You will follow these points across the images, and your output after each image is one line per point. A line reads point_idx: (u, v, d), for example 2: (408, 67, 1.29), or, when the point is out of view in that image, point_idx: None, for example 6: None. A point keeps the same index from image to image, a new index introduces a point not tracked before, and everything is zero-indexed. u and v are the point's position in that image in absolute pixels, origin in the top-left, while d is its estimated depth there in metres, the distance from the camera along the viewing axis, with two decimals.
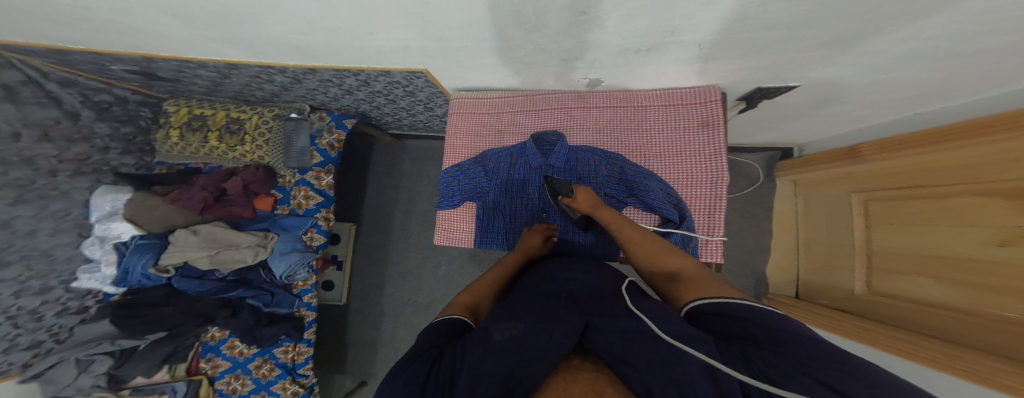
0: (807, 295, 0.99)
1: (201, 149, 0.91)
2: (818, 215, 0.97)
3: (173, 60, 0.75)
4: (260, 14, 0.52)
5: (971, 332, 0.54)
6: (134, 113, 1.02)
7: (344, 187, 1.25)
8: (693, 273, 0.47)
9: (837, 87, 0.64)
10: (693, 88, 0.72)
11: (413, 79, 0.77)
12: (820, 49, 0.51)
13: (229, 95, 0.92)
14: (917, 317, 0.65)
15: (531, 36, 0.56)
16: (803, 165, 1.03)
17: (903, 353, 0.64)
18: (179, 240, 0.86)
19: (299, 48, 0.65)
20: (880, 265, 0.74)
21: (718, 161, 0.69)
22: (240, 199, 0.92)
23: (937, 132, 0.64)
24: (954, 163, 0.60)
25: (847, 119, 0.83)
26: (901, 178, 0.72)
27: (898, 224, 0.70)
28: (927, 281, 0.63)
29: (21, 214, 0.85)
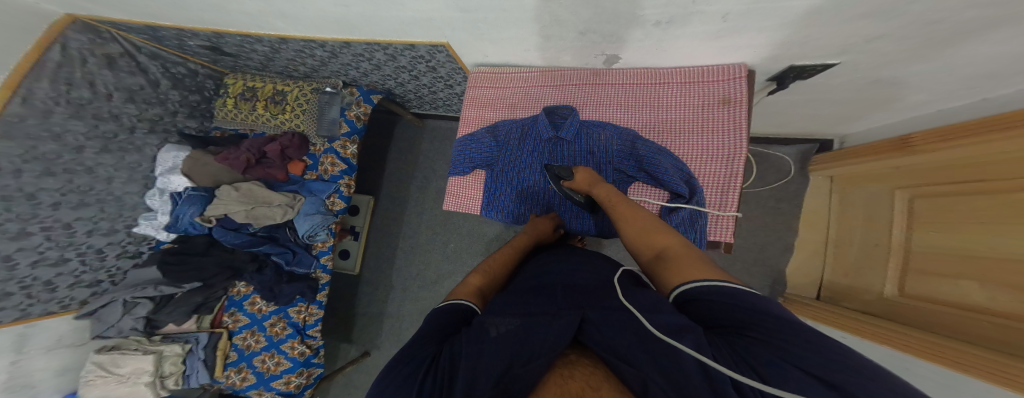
0: (829, 297, 0.92)
1: (253, 116, 1.05)
2: (854, 213, 0.88)
3: (237, 36, 0.87)
4: None
5: (1006, 338, 0.47)
6: (201, 84, 1.18)
7: (367, 162, 1.33)
8: (679, 252, 0.44)
9: (882, 64, 0.59)
10: (718, 65, 0.70)
11: (436, 53, 0.82)
12: (861, 20, 0.48)
13: (279, 70, 1.04)
14: (951, 322, 0.58)
15: (549, 7, 0.57)
16: (841, 157, 0.94)
17: (925, 355, 0.58)
18: (222, 195, 0.95)
19: (340, 22, 0.72)
20: (918, 267, 0.66)
21: (738, 139, 0.67)
22: (277, 162, 1.01)
23: (990, 119, 0.57)
24: (1012, 152, 0.52)
25: (900, 105, 0.74)
26: (951, 172, 0.64)
27: (945, 222, 0.63)
28: (970, 285, 0.55)
29: (104, 162, 1.00)
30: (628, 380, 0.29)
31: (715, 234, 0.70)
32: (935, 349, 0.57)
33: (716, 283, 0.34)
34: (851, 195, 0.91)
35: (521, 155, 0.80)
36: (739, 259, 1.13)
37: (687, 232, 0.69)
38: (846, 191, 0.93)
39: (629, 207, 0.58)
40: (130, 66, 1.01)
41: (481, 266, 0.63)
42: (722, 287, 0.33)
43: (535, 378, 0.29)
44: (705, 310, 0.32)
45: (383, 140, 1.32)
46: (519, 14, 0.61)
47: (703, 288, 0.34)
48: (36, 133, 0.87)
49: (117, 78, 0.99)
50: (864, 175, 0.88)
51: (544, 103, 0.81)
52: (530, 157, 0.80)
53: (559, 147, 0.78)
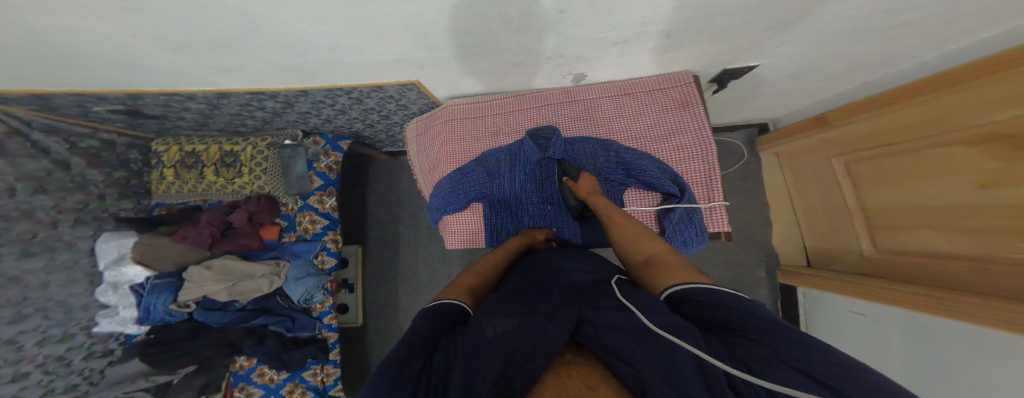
0: (817, 261, 0.99)
1: (202, 186, 0.96)
2: (807, 181, 1.00)
3: (161, 95, 0.74)
4: (253, 37, 0.52)
5: (984, 280, 0.56)
6: (123, 156, 1.04)
7: (345, 209, 1.27)
8: (668, 258, 0.52)
9: (801, 61, 0.66)
10: (666, 74, 0.75)
11: (406, 91, 0.78)
12: (778, 28, 0.53)
13: (220, 127, 0.94)
14: (928, 270, 0.67)
15: (517, 37, 0.58)
16: (780, 137, 1.05)
17: (914, 307, 0.65)
18: (193, 277, 0.87)
19: (294, 70, 0.66)
20: (880, 222, 0.77)
21: (705, 137, 0.72)
22: (247, 230, 0.94)
23: (892, 92, 0.70)
24: (924, 117, 0.65)
25: (806, 93, 0.85)
26: (872, 139, 0.77)
27: (889, 181, 0.74)
28: (930, 233, 0.66)
29: (31, 267, 0.85)
30: (627, 379, 0.32)
31: (714, 226, 0.74)
32: (917, 298, 0.65)
33: (704, 286, 0.41)
34: (798, 167, 1.03)
35: (515, 182, 0.79)
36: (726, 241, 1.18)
37: (688, 229, 0.71)
38: (792, 164, 1.05)
39: (622, 215, 0.65)
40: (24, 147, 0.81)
41: (470, 267, 0.66)
42: (712, 292, 0.39)
43: (535, 376, 0.34)
44: (700, 312, 0.38)
45: (359, 182, 1.27)
46: (488, 46, 0.61)
47: (694, 287, 0.42)
48: None
49: (13, 164, 0.80)
50: (803, 149, 0.99)
51: (522, 128, 0.80)
52: (523, 181, 0.79)
53: (550, 167, 0.79)
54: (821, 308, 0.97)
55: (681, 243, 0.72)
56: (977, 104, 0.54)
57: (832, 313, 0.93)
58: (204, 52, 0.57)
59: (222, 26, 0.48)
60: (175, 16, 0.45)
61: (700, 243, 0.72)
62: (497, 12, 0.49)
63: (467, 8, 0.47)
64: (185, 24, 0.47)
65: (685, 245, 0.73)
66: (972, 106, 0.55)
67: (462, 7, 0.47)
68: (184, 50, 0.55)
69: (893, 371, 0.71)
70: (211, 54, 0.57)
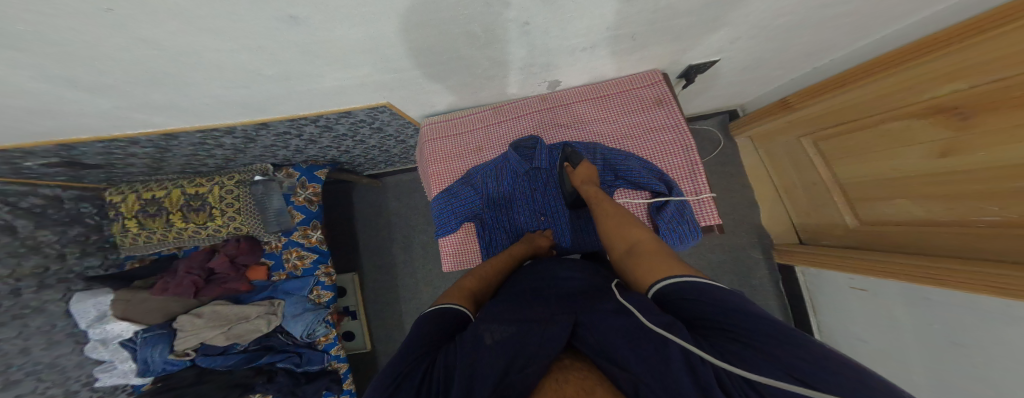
0: (808, 238, 1.00)
1: (172, 233, 0.91)
2: (780, 159, 1.02)
3: (97, 143, 0.66)
4: (189, 73, 0.45)
5: (970, 244, 0.58)
6: (75, 211, 0.95)
7: (334, 235, 1.25)
8: (651, 247, 0.47)
9: (768, 51, 0.66)
10: (637, 73, 0.72)
11: (377, 114, 0.73)
12: (741, 24, 0.52)
13: (178, 169, 0.88)
14: (912, 238, 0.69)
15: (484, 53, 0.54)
16: (750, 122, 1.06)
17: (906, 277, 0.67)
18: (186, 325, 0.87)
19: (247, 104, 0.59)
20: (856, 195, 0.80)
21: (683, 133, 0.67)
22: (232, 274, 0.93)
23: (836, 77, 0.74)
24: (869, 97, 0.68)
25: (771, 78, 0.86)
26: (830, 118, 0.79)
27: (852, 157, 0.77)
28: (905, 202, 0.68)
29: (5, 337, 0.81)
30: (619, 381, 0.29)
31: (704, 219, 0.67)
32: (908, 269, 0.67)
33: (697, 279, 0.35)
34: (771, 149, 1.05)
35: (504, 199, 0.75)
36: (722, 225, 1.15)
37: (682, 225, 0.65)
38: (766, 147, 1.06)
39: (613, 205, 0.59)
40: None
41: (473, 269, 0.61)
42: (705, 283, 0.35)
43: (533, 380, 0.31)
44: (687, 307, 0.33)
45: (346, 208, 1.26)
46: (457, 64, 0.57)
47: (676, 282, 0.37)
48: None
49: None
50: (773, 131, 1.00)
51: (503, 142, 0.74)
52: (515, 197, 0.75)
53: (536, 178, 0.74)
54: (820, 286, 0.97)
55: (677, 241, 0.65)
56: (925, 77, 0.57)
57: (830, 289, 0.93)
58: (135, 95, 0.49)
59: (150, 65, 0.42)
60: (85, 61, 0.38)
61: (694, 239, 0.65)
62: (458, 30, 0.45)
63: (429, 27, 0.43)
64: (98, 68, 0.40)
65: (680, 243, 0.66)
66: (917, 80, 0.59)
67: (421, 28, 0.43)
68: (104, 96, 0.48)
69: (910, 348, 0.70)
70: (137, 97, 0.50)
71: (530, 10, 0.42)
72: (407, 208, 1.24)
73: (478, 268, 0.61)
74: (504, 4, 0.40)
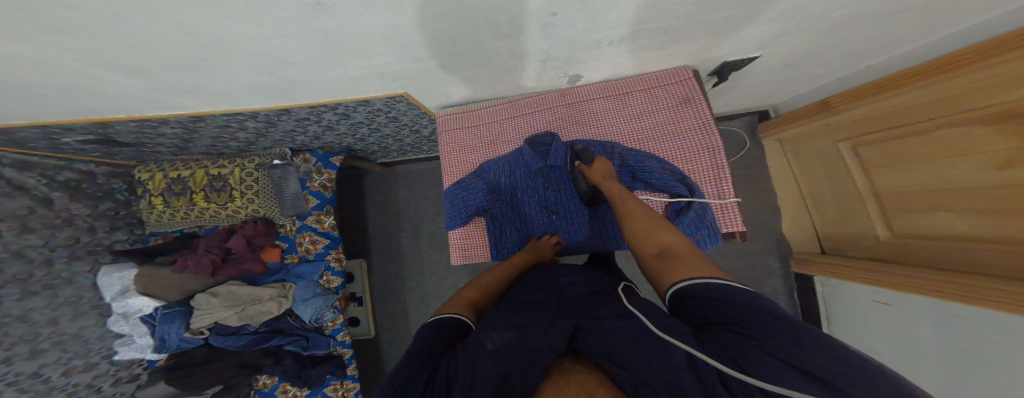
0: (831, 248, 0.96)
1: (195, 212, 0.94)
2: (813, 166, 0.97)
3: (129, 122, 0.69)
4: (219, 58, 0.46)
5: (1009, 263, 0.54)
6: (107, 186, 0.99)
7: (345, 223, 1.27)
8: (685, 253, 0.43)
9: (802, 50, 0.63)
10: (667, 70, 0.69)
11: (394, 103, 0.74)
12: (780, 20, 0.50)
13: (201, 150, 0.91)
14: (950, 255, 0.65)
15: (506, 44, 0.54)
16: (783, 123, 1.02)
17: (937, 295, 0.63)
18: (202, 304, 0.90)
19: (272, 89, 0.60)
20: (892, 206, 0.76)
21: (711, 135, 0.65)
22: (247, 255, 0.95)
23: (893, 77, 0.69)
24: (926, 100, 0.64)
25: (802, 79, 0.82)
26: (879, 121, 0.75)
27: (895, 164, 0.73)
28: (948, 216, 0.64)
29: (36, 305, 0.85)
30: (619, 381, 0.28)
31: (726, 225, 0.66)
32: (938, 285, 0.63)
33: (710, 279, 0.34)
34: (802, 154, 1.00)
35: (517, 193, 0.74)
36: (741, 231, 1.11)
37: (701, 230, 0.64)
38: (797, 150, 1.02)
39: (638, 204, 0.56)
40: None
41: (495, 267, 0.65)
42: (715, 282, 0.33)
43: (534, 385, 0.30)
44: (696, 308, 0.32)
45: (360, 196, 1.28)
46: (478, 54, 0.56)
47: (696, 284, 0.34)
48: None
49: None
50: (807, 135, 0.96)
51: (518, 136, 0.74)
52: (528, 192, 0.74)
53: (550, 176, 0.72)
54: (839, 296, 0.92)
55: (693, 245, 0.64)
56: (986, 84, 0.53)
57: (849, 303, 0.89)
58: (169, 77, 0.51)
59: (184, 48, 0.43)
60: (124, 42, 0.39)
61: (713, 245, 0.64)
62: (482, 20, 0.45)
63: (454, 17, 0.43)
64: (135, 50, 0.42)
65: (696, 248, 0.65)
66: (977, 86, 0.55)
67: (449, 17, 0.43)
68: (137, 77, 0.50)
69: (929, 369, 0.66)
70: (172, 80, 0.52)
71: (557, 2, 0.41)
72: (418, 200, 1.25)
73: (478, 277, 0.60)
74: None
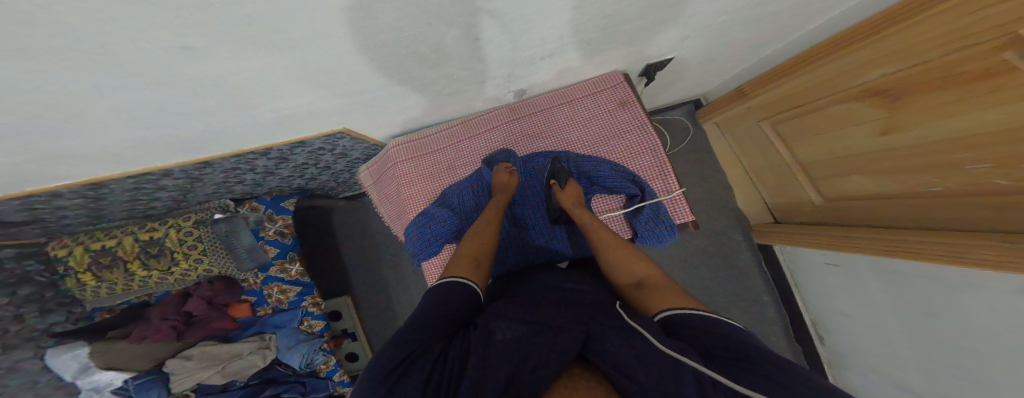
0: (782, 216, 1.03)
1: (137, 282, 0.84)
2: (746, 143, 1.03)
3: (11, 201, 0.57)
4: (91, 124, 0.38)
5: (920, 213, 0.62)
6: (21, 272, 0.81)
7: (317, 260, 1.19)
8: (661, 283, 0.44)
9: (738, 40, 0.63)
10: (598, 76, 0.70)
11: (336, 140, 0.66)
12: (703, 20, 0.51)
13: (122, 215, 0.79)
14: (869, 212, 0.73)
15: (440, 70, 0.49)
16: (713, 109, 1.07)
17: (871, 252, 0.70)
18: (177, 368, 0.85)
19: (180, 146, 0.52)
20: (818, 174, 0.82)
21: (649, 134, 0.66)
22: (214, 314, 0.90)
23: (786, 64, 0.75)
24: (814, 83, 0.70)
25: (740, 66, 0.84)
26: (782, 104, 0.81)
27: (808, 137, 0.79)
28: (861, 179, 0.71)
29: None
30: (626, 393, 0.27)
31: (679, 217, 0.66)
32: (872, 244, 0.69)
33: (706, 314, 0.35)
34: (736, 134, 1.07)
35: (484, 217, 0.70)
36: (703, 210, 1.16)
37: (658, 225, 0.65)
38: (731, 132, 1.08)
39: (609, 233, 0.56)
40: None
41: (471, 231, 0.57)
42: (715, 319, 0.34)
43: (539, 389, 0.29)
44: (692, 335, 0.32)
45: (320, 231, 1.20)
46: (413, 84, 0.51)
47: (692, 315, 0.35)
48: None
49: None
50: (734, 117, 1.01)
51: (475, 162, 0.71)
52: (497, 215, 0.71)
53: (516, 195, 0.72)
54: (797, 262, 1.00)
55: (654, 240, 0.65)
56: (865, 62, 0.59)
57: (806, 265, 0.96)
58: (30, 152, 0.41)
59: (37, 124, 0.34)
60: None
61: (670, 237, 0.65)
62: (404, 51, 0.40)
63: (370, 51, 0.38)
64: None
65: (658, 242, 0.66)
66: (858, 65, 0.60)
67: (363, 54, 0.38)
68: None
69: (887, 317, 0.73)
70: (38, 152, 0.41)
71: (479, 25, 0.39)
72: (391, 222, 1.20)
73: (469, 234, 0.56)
74: (450, 21, 0.36)
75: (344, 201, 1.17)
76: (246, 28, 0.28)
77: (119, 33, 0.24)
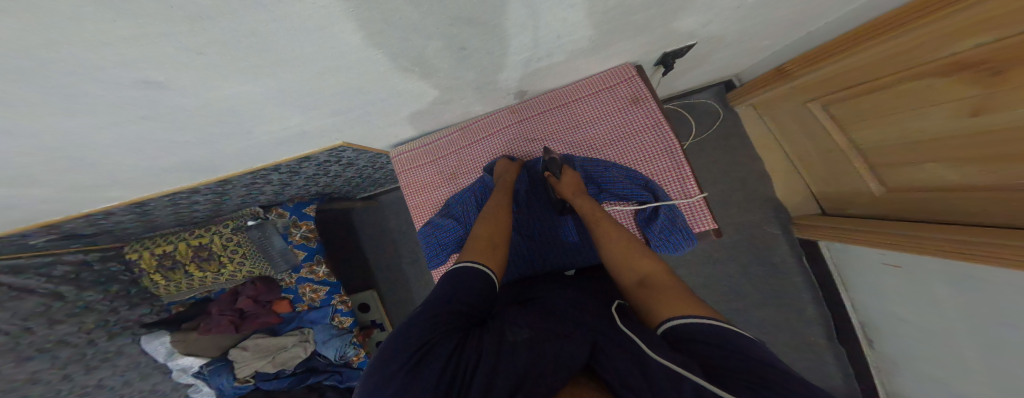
0: (832, 207, 0.92)
1: (196, 282, 0.96)
2: (790, 125, 0.91)
3: (78, 219, 0.66)
4: (110, 157, 0.41)
5: (1011, 210, 0.51)
6: (107, 270, 0.98)
7: (344, 258, 1.28)
8: (663, 281, 0.41)
9: (774, 17, 0.54)
10: (608, 69, 0.63)
11: (339, 152, 0.69)
12: (727, 4, 0.43)
13: (174, 224, 0.89)
14: (947, 205, 0.61)
15: (428, 82, 0.47)
16: (749, 90, 0.95)
17: (941, 254, 0.59)
18: (238, 358, 0.99)
19: (196, 169, 0.56)
20: (880, 161, 0.70)
21: (665, 134, 0.61)
22: (261, 310, 1.02)
23: (847, 36, 0.63)
24: (883, 56, 0.58)
25: (779, 41, 0.73)
26: (839, 81, 0.69)
27: (871, 120, 0.67)
28: (938, 167, 0.59)
29: (106, 375, 0.97)
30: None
31: (698, 225, 0.61)
32: (943, 244, 0.59)
33: (724, 325, 0.31)
34: (778, 116, 0.94)
35: None
36: (733, 203, 1.06)
37: (675, 234, 0.61)
38: (772, 114, 0.95)
39: (610, 222, 0.53)
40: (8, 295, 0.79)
41: (484, 216, 0.57)
42: (733, 331, 0.30)
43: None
44: (703, 347, 0.29)
45: (345, 233, 1.28)
46: (401, 98, 0.50)
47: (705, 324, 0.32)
48: (12, 385, 0.79)
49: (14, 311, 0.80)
50: (776, 98, 0.89)
51: (478, 167, 0.71)
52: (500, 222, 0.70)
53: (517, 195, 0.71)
54: (848, 260, 0.89)
55: (670, 250, 0.62)
56: (947, 31, 0.47)
57: (859, 263, 0.85)
58: (70, 183, 0.46)
59: (60, 162, 0.38)
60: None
61: (689, 244, 0.61)
62: (382, 69, 0.38)
63: (347, 74, 0.37)
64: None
65: (675, 251, 0.62)
66: (939, 34, 0.48)
67: (341, 75, 0.37)
68: (40, 189, 0.43)
69: (959, 328, 0.63)
70: (79, 180, 0.46)
71: (461, 36, 0.36)
72: (407, 221, 1.25)
73: (483, 216, 0.56)
74: (426, 36, 0.34)
75: (362, 200, 1.24)
76: (218, 65, 0.28)
77: (93, 76, 0.24)
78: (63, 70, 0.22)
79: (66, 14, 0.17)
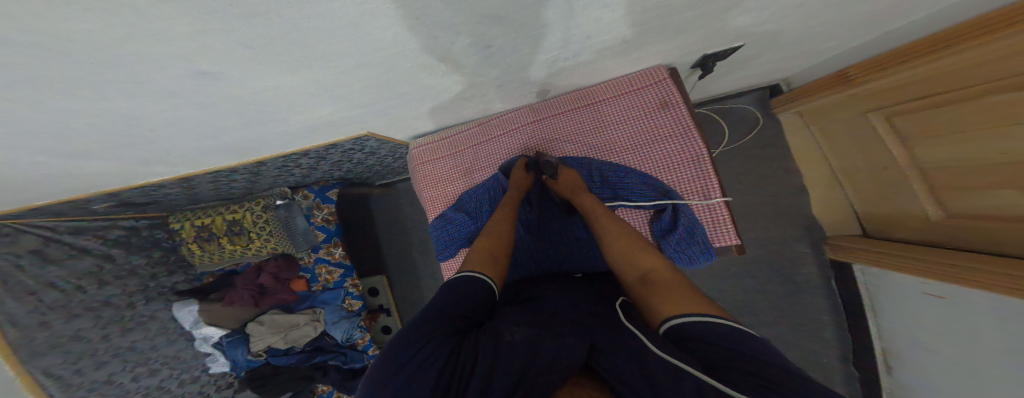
0: (875, 229, 0.85)
1: (227, 253, 1.03)
2: (842, 140, 0.85)
3: (136, 190, 0.74)
4: (164, 136, 0.45)
5: None
6: (152, 237, 1.08)
7: (359, 244, 1.33)
8: (665, 276, 0.40)
9: (810, 26, 0.52)
10: (639, 71, 0.62)
11: (363, 141, 0.73)
12: (758, 11, 0.43)
13: (213, 199, 0.97)
14: (1018, 238, 0.54)
15: (452, 78, 0.49)
16: (798, 97, 0.90)
17: (998, 290, 0.52)
18: (254, 331, 1.04)
19: (234, 152, 0.60)
20: (943, 182, 0.64)
21: (692, 141, 0.60)
22: (280, 287, 1.07)
23: (935, 37, 0.56)
24: (971, 63, 0.52)
25: (819, 51, 0.70)
26: (915, 88, 0.62)
27: (942, 135, 0.60)
28: (1009, 194, 0.52)
29: (137, 338, 1.04)
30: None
31: (720, 240, 0.61)
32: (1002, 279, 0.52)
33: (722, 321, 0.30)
34: (829, 127, 0.88)
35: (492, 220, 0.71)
36: (760, 217, 1.01)
37: (692, 247, 0.61)
38: (821, 124, 0.89)
39: (614, 220, 0.53)
40: (67, 252, 0.89)
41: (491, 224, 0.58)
42: (736, 328, 0.29)
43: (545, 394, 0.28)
44: (700, 345, 0.28)
45: (364, 218, 1.33)
46: (425, 92, 0.52)
47: (699, 322, 0.31)
48: None
49: (67, 268, 0.90)
50: (832, 107, 0.83)
51: (495, 162, 0.72)
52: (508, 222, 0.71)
53: (529, 200, 0.72)
54: (886, 289, 0.81)
55: (685, 262, 0.61)
56: None
57: (899, 294, 0.78)
58: (125, 156, 0.50)
59: (119, 136, 0.42)
60: (56, 140, 0.38)
61: (707, 259, 0.60)
62: (410, 63, 0.40)
63: (376, 69, 0.39)
64: (69, 143, 0.40)
65: (690, 264, 0.61)
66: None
67: (371, 68, 0.39)
68: (104, 157, 0.48)
69: (984, 367, 0.57)
70: (137, 155, 0.51)
71: (487, 35, 0.37)
72: (421, 213, 1.28)
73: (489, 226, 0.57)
74: (451, 33, 0.35)
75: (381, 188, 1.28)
76: (271, 59, 0.31)
77: (167, 62, 0.27)
78: (146, 56, 0.26)
79: (155, 11, 0.20)
